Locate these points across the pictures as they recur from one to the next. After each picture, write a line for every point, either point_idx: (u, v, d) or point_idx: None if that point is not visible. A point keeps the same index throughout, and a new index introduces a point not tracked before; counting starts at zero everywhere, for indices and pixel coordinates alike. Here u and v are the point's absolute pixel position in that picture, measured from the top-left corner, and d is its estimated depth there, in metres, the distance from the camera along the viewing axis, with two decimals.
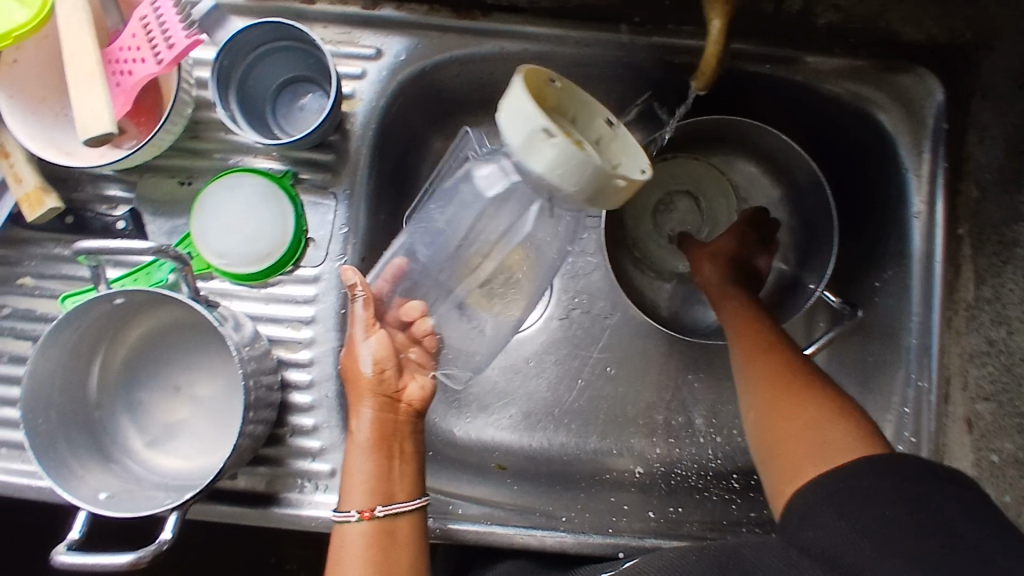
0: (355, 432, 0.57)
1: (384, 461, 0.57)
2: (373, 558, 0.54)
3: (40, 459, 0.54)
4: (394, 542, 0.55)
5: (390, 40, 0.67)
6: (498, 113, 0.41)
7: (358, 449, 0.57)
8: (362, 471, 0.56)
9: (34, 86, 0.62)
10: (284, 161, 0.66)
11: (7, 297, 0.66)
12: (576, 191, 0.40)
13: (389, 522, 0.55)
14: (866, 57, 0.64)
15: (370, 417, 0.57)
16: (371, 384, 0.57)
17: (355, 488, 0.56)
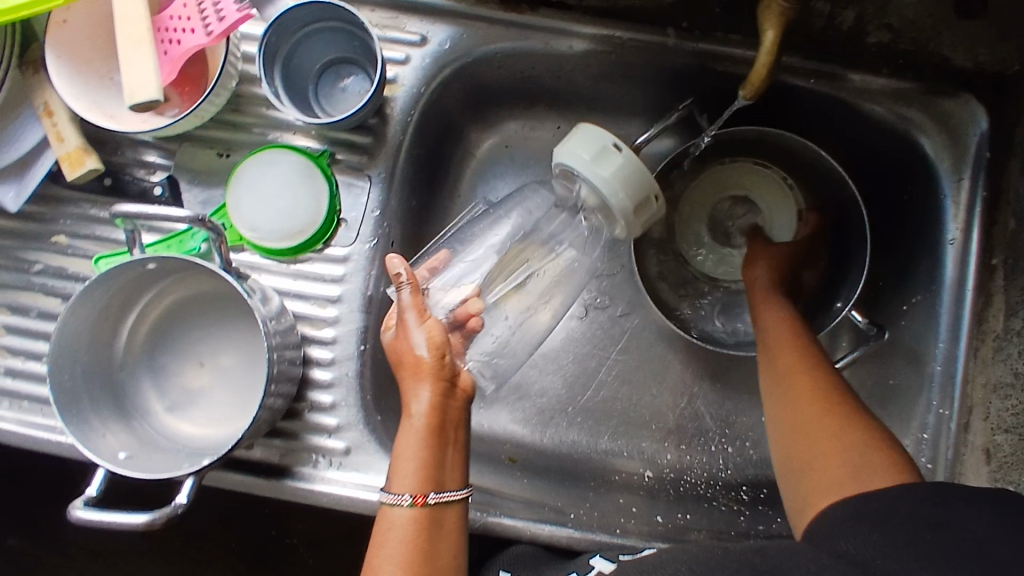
0: (414, 416, 0.55)
1: (439, 448, 0.55)
2: (420, 544, 0.52)
3: (64, 415, 0.55)
4: (439, 531, 0.53)
5: (436, 28, 0.67)
6: (563, 148, 0.58)
7: (413, 431, 0.55)
8: (416, 455, 0.54)
9: (82, 49, 0.62)
10: (322, 141, 0.67)
11: (41, 254, 0.67)
12: (628, 197, 0.56)
13: (438, 511, 0.53)
14: (912, 79, 0.62)
15: (427, 401, 0.56)
16: (430, 366, 0.56)
17: (408, 472, 0.53)
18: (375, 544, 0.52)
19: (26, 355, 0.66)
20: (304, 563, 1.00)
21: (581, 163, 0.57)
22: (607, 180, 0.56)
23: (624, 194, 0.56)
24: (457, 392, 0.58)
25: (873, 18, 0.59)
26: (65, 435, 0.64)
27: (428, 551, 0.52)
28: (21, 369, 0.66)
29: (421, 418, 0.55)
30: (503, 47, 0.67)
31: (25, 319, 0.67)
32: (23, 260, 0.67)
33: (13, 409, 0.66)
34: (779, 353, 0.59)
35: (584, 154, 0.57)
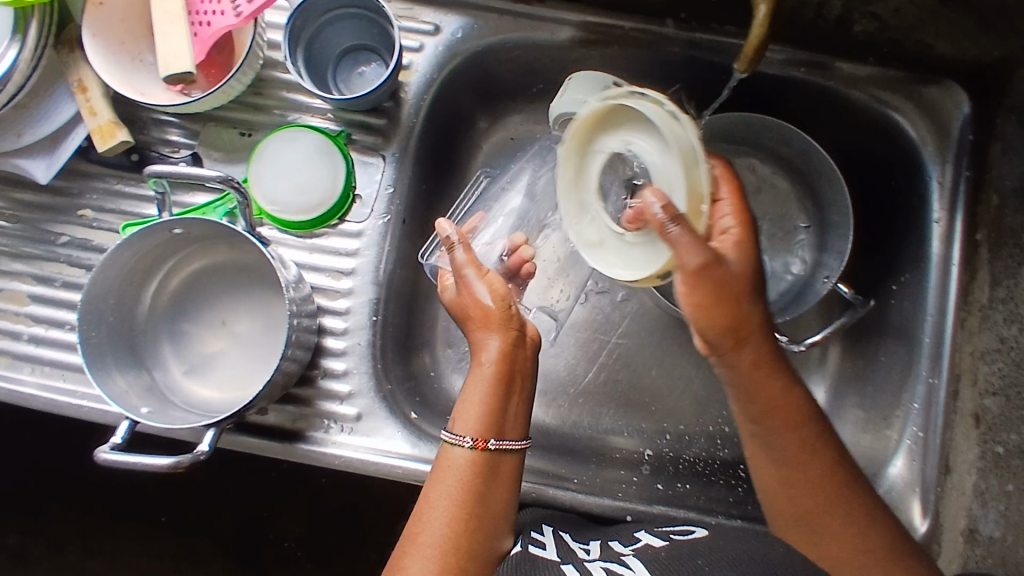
0: (483, 363, 0.58)
1: (503, 396, 0.57)
2: (476, 485, 0.54)
3: (91, 368, 0.58)
4: (495, 475, 0.55)
5: (448, 19, 0.71)
6: (563, 94, 0.64)
7: (481, 377, 0.57)
8: (484, 399, 0.56)
9: (117, 29, 0.66)
10: (339, 122, 0.70)
11: (67, 227, 0.70)
12: None
13: (496, 456, 0.56)
14: (896, 67, 0.67)
15: (494, 350, 0.58)
16: (498, 316, 0.59)
17: (470, 417, 0.56)
18: (433, 480, 0.55)
19: (48, 322, 0.69)
20: (305, 553, 1.01)
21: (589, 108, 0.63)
22: None
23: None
24: (525, 341, 0.60)
25: (860, 6, 0.63)
26: (84, 399, 0.66)
27: (485, 493, 0.54)
28: (43, 336, 0.69)
29: (490, 364, 0.58)
30: (511, 37, 0.71)
31: (49, 289, 0.69)
32: (50, 232, 0.70)
33: (33, 374, 0.68)
34: (786, 464, 0.56)
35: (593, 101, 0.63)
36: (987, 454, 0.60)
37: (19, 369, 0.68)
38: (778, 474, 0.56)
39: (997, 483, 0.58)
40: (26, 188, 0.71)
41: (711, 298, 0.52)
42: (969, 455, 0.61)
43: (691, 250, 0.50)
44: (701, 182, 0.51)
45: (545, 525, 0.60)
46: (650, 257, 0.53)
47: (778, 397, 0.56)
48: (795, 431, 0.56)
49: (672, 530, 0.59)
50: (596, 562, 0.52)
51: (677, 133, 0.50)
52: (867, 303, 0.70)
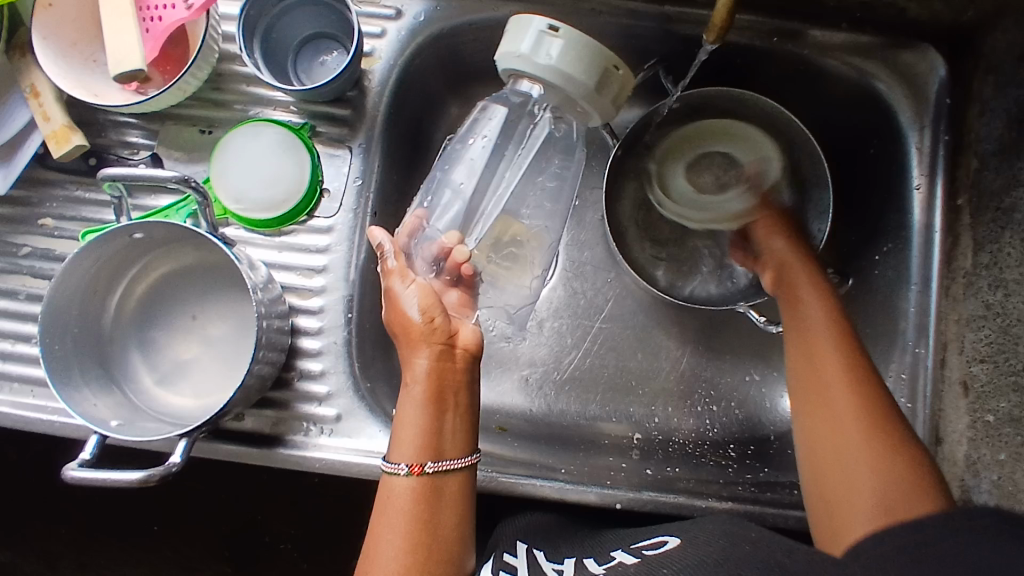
0: (411, 383, 0.56)
1: (437, 415, 0.55)
2: (421, 513, 0.53)
3: (54, 382, 0.56)
4: (440, 498, 0.53)
5: (410, 2, 0.69)
6: (502, 54, 0.59)
7: (412, 399, 0.55)
8: (418, 423, 0.54)
9: (66, 30, 0.64)
10: (302, 115, 0.68)
11: (28, 237, 0.68)
12: (586, 73, 0.57)
13: (438, 478, 0.54)
14: (871, 33, 0.65)
15: (422, 369, 0.56)
16: (421, 331, 0.57)
17: (406, 444, 0.54)
18: (379, 511, 0.54)
19: (13, 337, 0.67)
20: (297, 555, 0.99)
21: (526, 62, 0.58)
22: (556, 66, 0.57)
23: (572, 68, 0.57)
24: (456, 354, 0.58)
25: None
26: (55, 414, 0.64)
27: (434, 519, 0.53)
28: (10, 351, 0.66)
29: (419, 384, 0.56)
30: (477, 18, 0.68)
31: (13, 302, 0.67)
32: (10, 244, 0.68)
33: (1, 390, 0.66)
34: (814, 339, 0.57)
35: (530, 64, 0.58)
36: (977, 423, 0.59)
37: None
38: (806, 348, 0.57)
39: (988, 453, 0.58)
40: None
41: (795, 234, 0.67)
42: (960, 424, 0.60)
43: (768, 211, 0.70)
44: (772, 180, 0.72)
45: (519, 542, 0.58)
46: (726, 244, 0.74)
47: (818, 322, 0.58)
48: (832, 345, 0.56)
49: (645, 545, 0.53)
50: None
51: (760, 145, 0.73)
52: (844, 284, 0.70)
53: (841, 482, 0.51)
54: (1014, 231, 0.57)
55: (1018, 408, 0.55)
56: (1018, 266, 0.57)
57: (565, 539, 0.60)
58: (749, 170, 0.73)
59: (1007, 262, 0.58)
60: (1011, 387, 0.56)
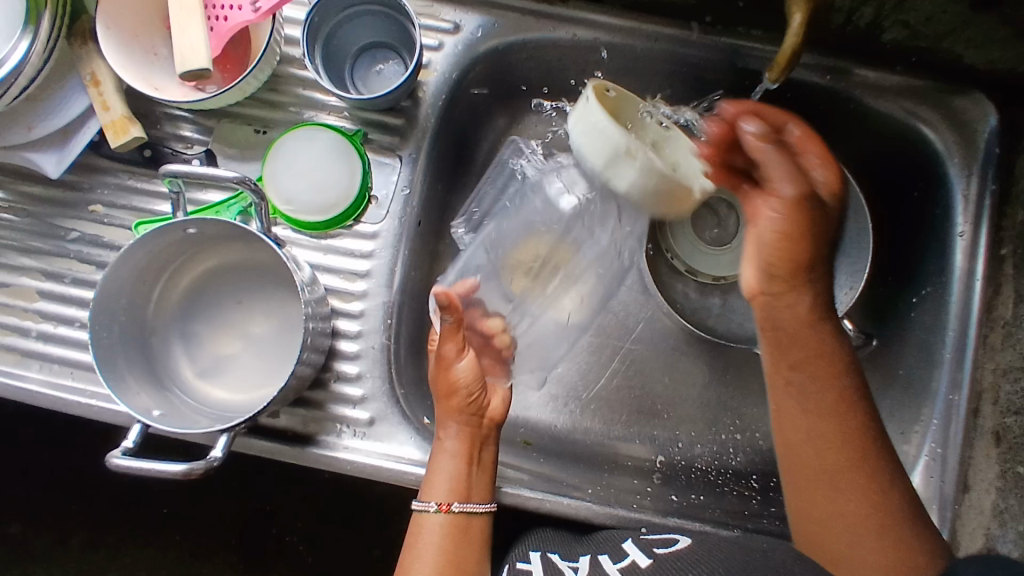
0: (446, 441, 0.63)
1: (468, 467, 0.62)
2: (452, 548, 0.60)
3: (102, 369, 0.57)
4: (467, 532, 0.61)
5: (469, 17, 0.69)
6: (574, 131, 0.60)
7: (447, 453, 0.62)
8: (450, 472, 0.61)
9: (131, 22, 0.65)
10: (355, 121, 0.69)
11: (77, 222, 0.69)
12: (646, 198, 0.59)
13: (464, 517, 0.61)
14: (925, 77, 0.66)
15: (458, 431, 0.63)
16: (459, 399, 0.63)
17: (439, 487, 0.61)
18: (412, 536, 0.61)
19: (56, 320, 0.68)
20: (307, 552, 1.00)
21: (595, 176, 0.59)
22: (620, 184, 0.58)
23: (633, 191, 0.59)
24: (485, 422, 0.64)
25: (891, 14, 0.61)
26: (93, 398, 0.66)
27: (463, 555, 0.60)
28: (52, 333, 0.68)
29: (453, 441, 0.62)
30: (533, 36, 0.69)
31: (59, 285, 0.68)
32: (60, 227, 0.69)
33: (42, 371, 0.67)
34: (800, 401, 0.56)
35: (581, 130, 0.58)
36: (1008, 474, 0.59)
37: (28, 366, 0.67)
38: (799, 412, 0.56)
39: (1017, 503, 0.58)
40: (35, 181, 0.69)
41: (795, 233, 0.52)
42: (989, 473, 0.61)
43: (783, 175, 0.52)
44: None
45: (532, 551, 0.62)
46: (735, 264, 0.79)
47: (826, 390, 0.56)
48: (842, 424, 0.56)
49: (655, 540, 0.60)
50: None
51: None
52: (867, 344, 0.71)
53: (829, 532, 0.56)
54: None
55: None
56: None
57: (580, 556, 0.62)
58: None
59: None
60: None
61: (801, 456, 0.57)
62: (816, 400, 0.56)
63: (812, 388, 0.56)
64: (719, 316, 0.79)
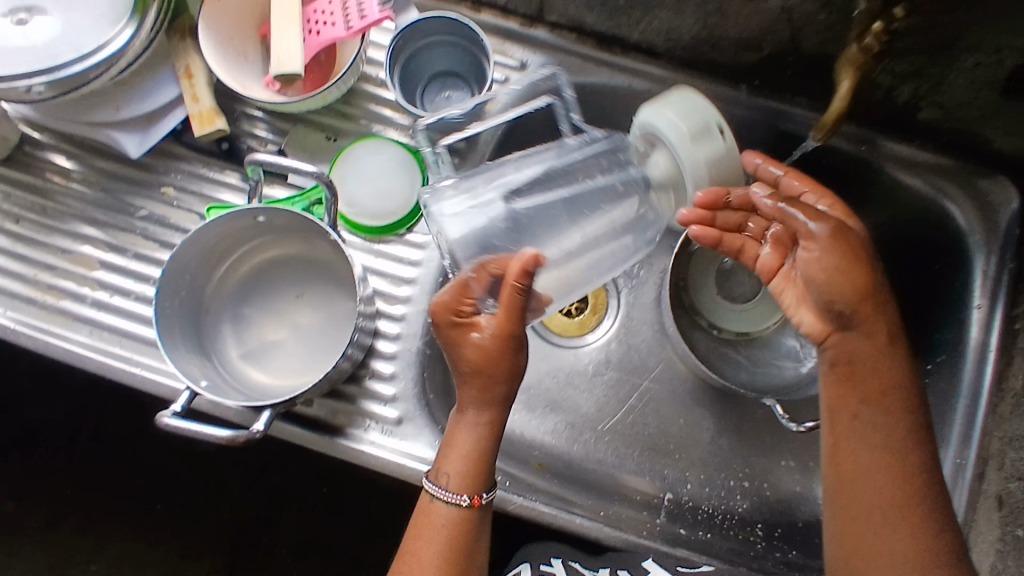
0: (471, 419, 0.60)
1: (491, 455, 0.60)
2: (461, 543, 0.59)
3: (161, 334, 0.60)
4: (481, 527, 0.60)
5: (536, 57, 0.75)
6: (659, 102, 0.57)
7: (470, 434, 0.59)
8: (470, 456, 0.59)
9: (229, 26, 0.70)
10: (419, 139, 0.74)
11: (148, 202, 0.73)
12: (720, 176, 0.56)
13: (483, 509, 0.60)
14: (955, 158, 0.70)
15: (481, 407, 0.59)
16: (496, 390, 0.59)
17: (459, 474, 0.59)
18: (417, 523, 0.60)
19: (113, 290, 0.71)
20: (301, 559, 1.00)
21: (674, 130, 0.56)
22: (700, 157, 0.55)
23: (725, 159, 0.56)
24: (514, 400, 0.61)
25: (927, 96, 0.66)
26: (138, 367, 0.68)
27: (467, 546, 0.59)
28: (107, 302, 0.71)
29: (481, 422, 0.59)
30: (593, 81, 0.74)
31: (121, 258, 0.72)
32: (130, 204, 0.73)
33: (91, 336, 0.70)
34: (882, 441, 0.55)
35: (674, 115, 0.56)
36: (1008, 536, 0.63)
37: (78, 330, 0.70)
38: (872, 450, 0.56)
39: (1014, 564, 0.61)
40: (114, 160, 0.74)
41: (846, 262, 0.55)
42: (990, 535, 0.64)
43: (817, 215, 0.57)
44: None
45: (554, 556, 0.73)
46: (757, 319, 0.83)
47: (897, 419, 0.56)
48: (908, 460, 0.55)
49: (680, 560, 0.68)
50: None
51: None
52: None
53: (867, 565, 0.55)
54: None
55: None
56: None
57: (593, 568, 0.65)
58: None
59: None
60: None
61: (857, 484, 0.56)
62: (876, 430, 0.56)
63: (882, 420, 0.56)
64: (741, 364, 0.81)
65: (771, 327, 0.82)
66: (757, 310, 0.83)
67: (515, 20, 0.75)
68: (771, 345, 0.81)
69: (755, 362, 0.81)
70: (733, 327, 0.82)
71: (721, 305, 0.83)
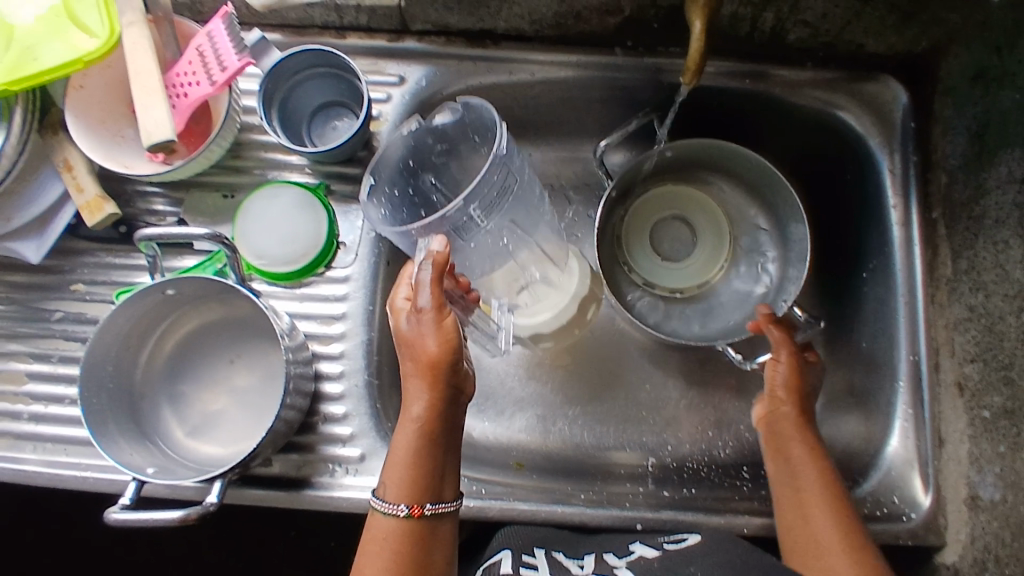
0: (411, 411, 0.58)
1: (434, 450, 0.58)
2: (410, 559, 0.55)
3: (93, 431, 0.59)
4: (432, 542, 0.56)
5: (412, 69, 0.75)
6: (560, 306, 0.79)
7: (409, 424, 0.58)
8: (411, 450, 0.57)
9: (98, 110, 0.69)
10: (318, 175, 0.73)
11: (61, 303, 0.72)
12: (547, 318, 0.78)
13: (433, 521, 0.56)
14: (835, 69, 0.71)
15: (421, 402, 0.58)
16: (440, 373, 0.58)
17: (398, 482, 0.56)
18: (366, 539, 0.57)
19: (46, 400, 0.70)
20: None
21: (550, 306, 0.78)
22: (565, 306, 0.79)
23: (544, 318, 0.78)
24: (457, 399, 0.60)
25: (790, 16, 0.66)
26: (88, 470, 0.67)
27: (417, 563, 0.55)
28: (44, 413, 0.69)
29: (419, 420, 0.57)
30: (474, 79, 0.74)
31: (46, 365, 0.70)
32: (44, 309, 0.72)
33: (36, 451, 0.68)
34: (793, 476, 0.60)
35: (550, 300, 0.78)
36: (976, 420, 0.62)
37: (22, 448, 0.68)
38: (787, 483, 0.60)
39: (988, 447, 0.61)
40: (18, 271, 0.73)
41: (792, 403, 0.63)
42: (959, 423, 0.64)
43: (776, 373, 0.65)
44: (739, 231, 0.80)
45: (536, 547, 0.61)
46: (696, 272, 0.80)
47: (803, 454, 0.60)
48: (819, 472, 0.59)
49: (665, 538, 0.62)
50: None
51: (728, 204, 0.81)
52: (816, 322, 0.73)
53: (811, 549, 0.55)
54: (986, 237, 0.62)
55: (1010, 401, 0.59)
56: (993, 268, 0.61)
57: (574, 546, 0.63)
58: (716, 223, 0.80)
59: (983, 266, 0.62)
60: (1002, 381, 0.60)
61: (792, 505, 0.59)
62: (807, 480, 0.59)
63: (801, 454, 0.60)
64: (697, 319, 0.78)
65: (723, 267, 0.80)
66: (699, 261, 0.80)
67: (383, 37, 0.75)
68: (730, 286, 0.79)
69: (723, 311, 0.78)
70: (689, 283, 0.80)
71: (668, 270, 0.80)
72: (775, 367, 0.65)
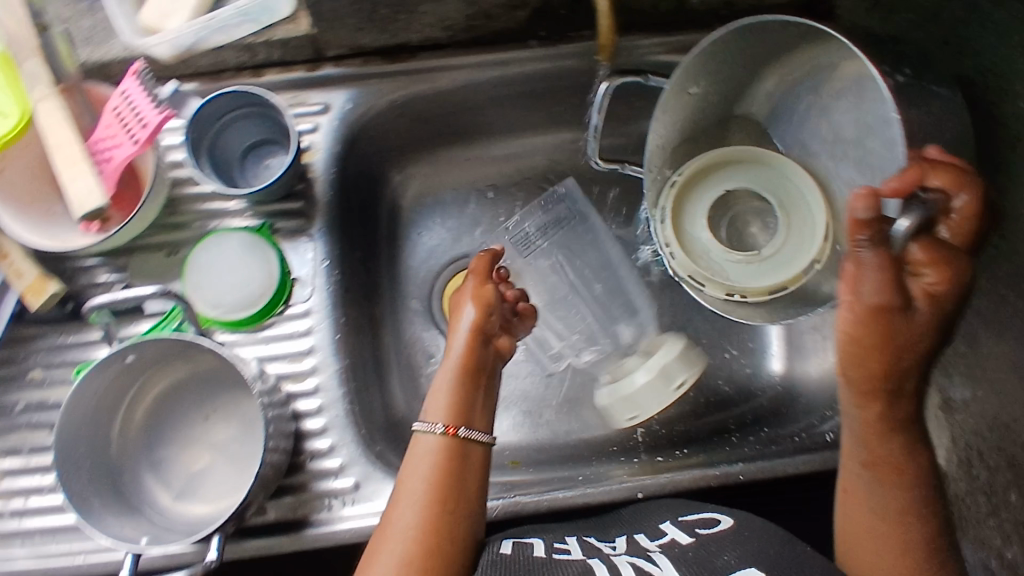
0: (452, 354, 0.63)
1: (470, 390, 0.62)
2: (449, 470, 0.57)
3: (78, 512, 0.57)
4: (466, 463, 0.58)
5: (335, 94, 0.74)
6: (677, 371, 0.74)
7: (449, 367, 0.63)
8: (449, 389, 0.61)
9: (24, 191, 0.68)
10: (259, 216, 0.73)
11: (21, 393, 0.70)
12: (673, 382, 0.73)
13: (464, 445, 0.59)
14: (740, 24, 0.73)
15: (462, 343, 0.64)
16: (481, 320, 0.65)
17: (440, 407, 0.60)
18: (405, 468, 0.57)
19: (21, 494, 0.67)
20: None
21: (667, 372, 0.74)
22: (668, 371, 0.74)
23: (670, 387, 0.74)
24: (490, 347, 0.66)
25: None
26: (79, 556, 0.65)
27: (462, 488, 0.56)
28: (24, 508, 0.67)
29: (455, 359, 0.63)
30: (398, 93, 0.75)
31: (17, 460, 0.68)
32: (3, 403, 0.69)
33: (22, 548, 0.66)
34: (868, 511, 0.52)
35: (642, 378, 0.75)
36: None
37: (7, 546, 0.66)
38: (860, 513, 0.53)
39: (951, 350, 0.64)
40: None
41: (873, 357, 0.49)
42: None
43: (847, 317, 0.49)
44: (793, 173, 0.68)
45: (569, 535, 0.60)
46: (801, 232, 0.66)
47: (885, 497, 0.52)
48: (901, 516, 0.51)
49: (696, 521, 0.57)
50: (623, 556, 0.54)
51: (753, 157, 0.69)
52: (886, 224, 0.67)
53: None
54: None
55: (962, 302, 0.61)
56: None
57: (608, 526, 0.62)
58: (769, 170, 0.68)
59: None
60: None
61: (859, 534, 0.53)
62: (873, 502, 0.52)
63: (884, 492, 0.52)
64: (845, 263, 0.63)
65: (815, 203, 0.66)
66: (786, 219, 0.67)
67: (300, 69, 0.75)
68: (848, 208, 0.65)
69: None
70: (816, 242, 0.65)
71: (768, 257, 0.66)
72: (847, 311, 0.49)
